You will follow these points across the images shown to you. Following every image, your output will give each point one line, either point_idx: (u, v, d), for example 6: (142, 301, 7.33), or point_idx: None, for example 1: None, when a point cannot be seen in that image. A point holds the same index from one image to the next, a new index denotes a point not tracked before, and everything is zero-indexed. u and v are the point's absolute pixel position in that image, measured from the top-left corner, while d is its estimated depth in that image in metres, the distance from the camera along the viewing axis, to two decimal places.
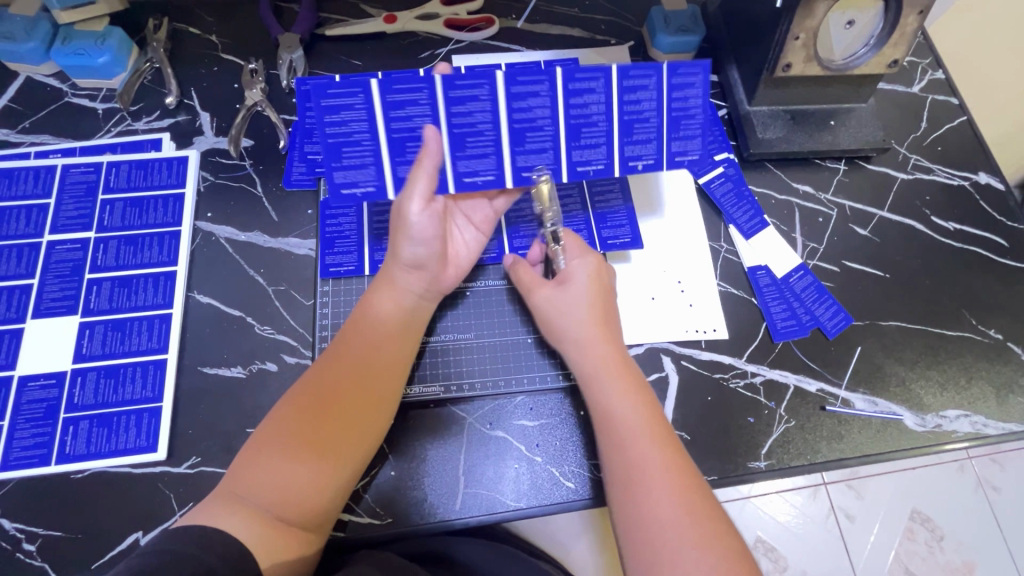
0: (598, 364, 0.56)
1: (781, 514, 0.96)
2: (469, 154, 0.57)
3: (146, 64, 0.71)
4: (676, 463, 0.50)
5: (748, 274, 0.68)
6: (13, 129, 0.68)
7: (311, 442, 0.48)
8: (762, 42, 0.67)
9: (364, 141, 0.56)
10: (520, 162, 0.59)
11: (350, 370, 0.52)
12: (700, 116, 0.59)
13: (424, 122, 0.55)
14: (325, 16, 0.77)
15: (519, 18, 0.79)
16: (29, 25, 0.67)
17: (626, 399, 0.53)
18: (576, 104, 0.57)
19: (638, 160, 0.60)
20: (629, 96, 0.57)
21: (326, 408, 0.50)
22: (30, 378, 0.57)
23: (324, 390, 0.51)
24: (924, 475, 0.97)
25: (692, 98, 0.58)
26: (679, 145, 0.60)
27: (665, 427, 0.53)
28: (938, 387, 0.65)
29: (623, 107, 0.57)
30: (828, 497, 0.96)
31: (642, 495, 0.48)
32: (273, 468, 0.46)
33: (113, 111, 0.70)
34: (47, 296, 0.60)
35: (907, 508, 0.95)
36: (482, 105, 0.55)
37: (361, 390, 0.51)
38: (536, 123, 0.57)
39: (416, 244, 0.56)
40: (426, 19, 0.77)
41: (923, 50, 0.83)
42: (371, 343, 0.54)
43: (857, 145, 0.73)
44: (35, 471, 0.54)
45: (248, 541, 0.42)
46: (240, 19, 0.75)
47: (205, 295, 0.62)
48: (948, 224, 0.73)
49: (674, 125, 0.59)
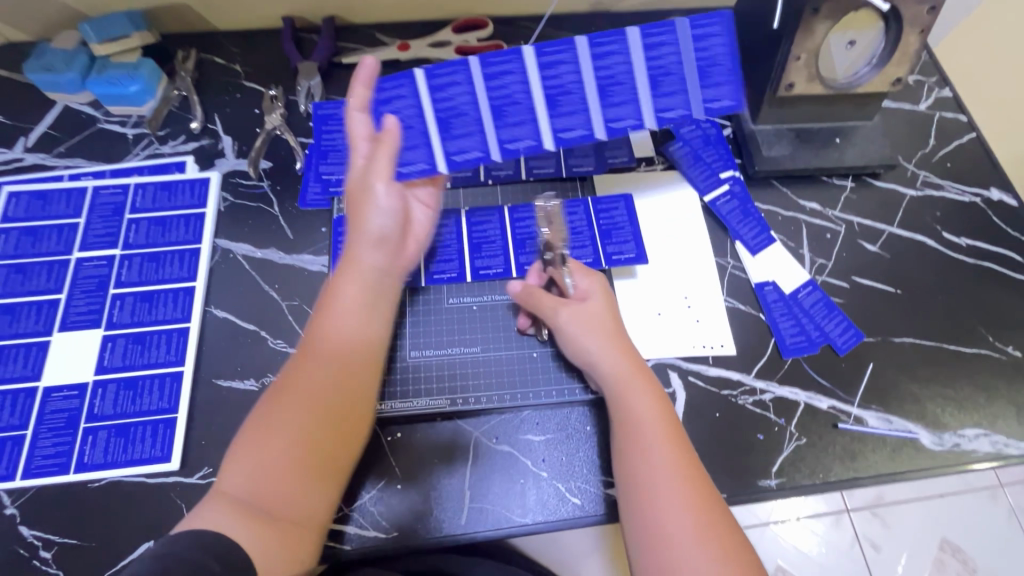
0: (623, 372, 0.56)
1: (804, 542, 0.92)
2: (560, 111, 0.60)
3: (175, 93, 0.75)
4: (693, 477, 0.51)
5: (755, 289, 0.68)
6: (49, 154, 0.72)
7: (300, 438, 0.48)
8: (766, 62, 0.69)
9: (469, 112, 0.59)
10: (610, 114, 0.60)
11: (324, 360, 0.51)
12: (729, 64, 0.58)
13: (521, 88, 0.59)
14: (342, 45, 0.81)
15: (525, 44, 0.83)
16: (68, 59, 0.72)
17: (648, 408, 0.54)
18: (600, 65, 0.58)
19: (716, 103, 0.59)
20: (697, 46, 0.58)
21: (319, 404, 0.49)
22: (54, 389, 0.59)
23: (299, 383, 0.50)
24: (955, 502, 0.94)
25: (716, 46, 0.58)
26: (712, 92, 0.59)
27: (685, 440, 0.54)
28: (956, 404, 0.64)
29: (696, 54, 0.58)
30: (852, 524, 0.93)
31: (653, 506, 0.50)
32: (259, 466, 0.46)
33: (142, 135, 0.74)
34: (73, 310, 0.63)
35: (937, 539, 0.92)
36: (568, 66, 0.58)
37: (340, 379, 0.51)
38: (616, 78, 0.58)
39: (383, 218, 0.55)
40: (437, 47, 0.81)
41: (928, 69, 0.84)
42: (339, 323, 0.52)
43: (865, 162, 0.74)
44: (54, 479, 0.56)
45: (244, 541, 0.43)
46: (263, 51, 0.80)
47: (221, 309, 0.65)
48: (960, 239, 0.73)
49: (703, 75, 0.58)
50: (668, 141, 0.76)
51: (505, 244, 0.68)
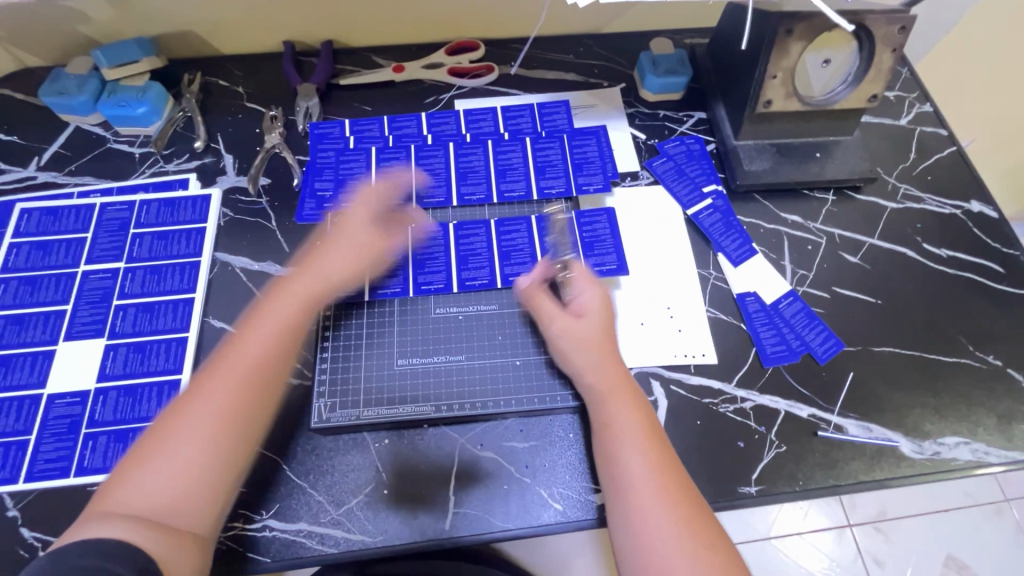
0: (612, 385, 0.58)
1: (814, 565, 1.19)
2: (469, 183, 0.74)
3: (180, 114, 0.79)
4: (679, 489, 0.52)
5: (737, 300, 0.69)
6: (61, 172, 0.76)
7: (204, 446, 0.49)
8: (745, 81, 0.72)
9: (400, 174, 0.74)
10: (505, 189, 0.73)
11: (249, 362, 0.53)
12: (599, 162, 0.75)
13: (440, 165, 0.74)
14: (340, 68, 0.85)
15: (515, 65, 0.86)
16: (81, 83, 0.76)
17: (635, 419, 0.56)
18: (501, 154, 0.75)
19: (590, 186, 0.73)
20: (574, 146, 0.76)
21: (228, 415, 0.50)
22: (58, 396, 0.62)
23: (207, 395, 0.51)
24: (949, 522, 1.24)
25: (590, 150, 0.75)
26: (583, 180, 0.74)
27: (670, 450, 0.55)
28: (936, 413, 0.64)
29: (573, 151, 0.75)
30: (854, 539, 1.21)
31: (641, 517, 0.50)
32: (161, 471, 0.47)
33: (148, 154, 0.77)
34: (78, 321, 0.66)
35: (943, 555, 1.20)
36: (477, 155, 0.75)
37: (249, 388, 0.52)
38: (512, 165, 0.75)
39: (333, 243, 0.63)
40: (431, 69, 0.84)
41: (910, 85, 0.86)
42: (254, 336, 0.54)
43: (844, 176, 0.75)
44: (55, 483, 0.58)
45: (142, 543, 0.44)
46: (265, 73, 0.84)
47: (219, 320, 0.67)
48: (941, 250, 0.74)
49: (579, 168, 0.74)
50: (652, 156, 0.79)
51: (490, 255, 0.70)
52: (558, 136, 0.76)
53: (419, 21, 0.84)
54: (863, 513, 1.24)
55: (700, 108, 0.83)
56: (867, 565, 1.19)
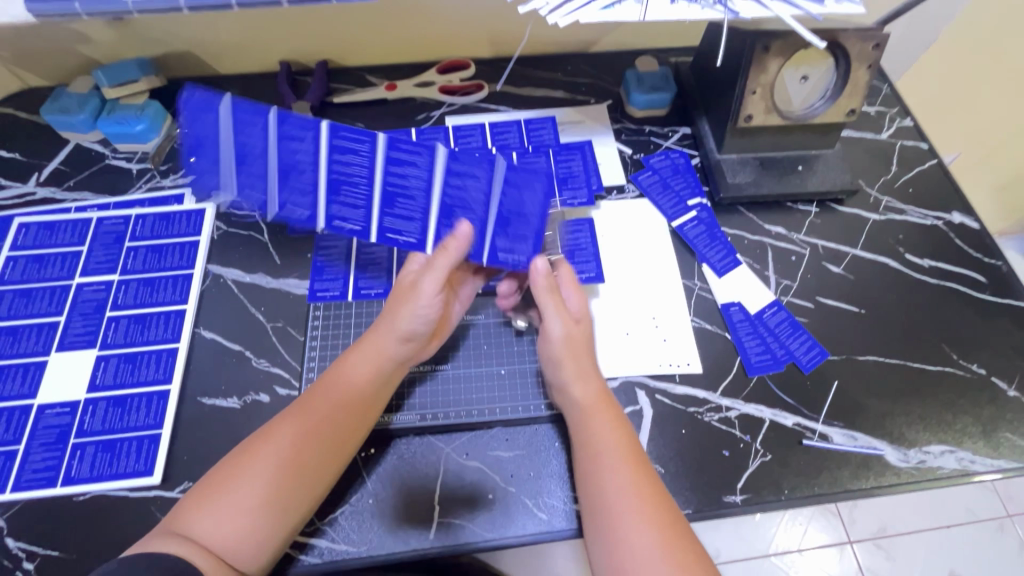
0: (586, 400, 0.59)
1: None
2: None
3: (177, 131, 0.81)
4: (656, 500, 0.52)
5: (721, 310, 0.70)
6: (59, 187, 0.78)
7: (278, 488, 0.50)
8: (726, 97, 0.74)
9: None
10: None
11: (336, 410, 0.55)
12: (584, 176, 0.76)
13: None
14: (335, 86, 0.87)
15: (505, 83, 0.88)
16: (82, 101, 0.78)
17: (610, 434, 0.56)
18: None
19: (574, 201, 0.75)
20: (560, 162, 0.77)
21: (300, 465, 0.52)
22: (47, 406, 0.62)
23: (267, 459, 0.51)
24: (951, 538, 1.22)
25: (575, 165, 0.77)
26: (568, 194, 0.75)
27: (647, 464, 0.56)
28: (921, 421, 0.64)
29: (559, 166, 0.77)
30: (854, 555, 1.19)
31: (616, 533, 0.51)
32: (229, 503, 0.49)
33: (145, 170, 0.79)
34: (70, 332, 0.67)
35: (945, 569, 1.19)
36: None
37: (316, 443, 0.53)
38: None
39: (415, 319, 0.57)
40: (423, 87, 0.87)
41: (890, 101, 0.88)
42: (346, 385, 0.56)
43: (826, 188, 0.77)
44: (42, 492, 0.58)
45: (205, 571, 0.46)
46: (261, 92, 0.86)
47: (210, 331, 0.68)
48: (923, 260, 0.75)
49: (564, 182, 0.76)
50: (638, 170, 0.81)
51: None
52: (544, 151, 0.78)
53: (411, 42, 0.87)
54: (863, 529, 1.22)
55: (685, 124, 0.85)
56: None
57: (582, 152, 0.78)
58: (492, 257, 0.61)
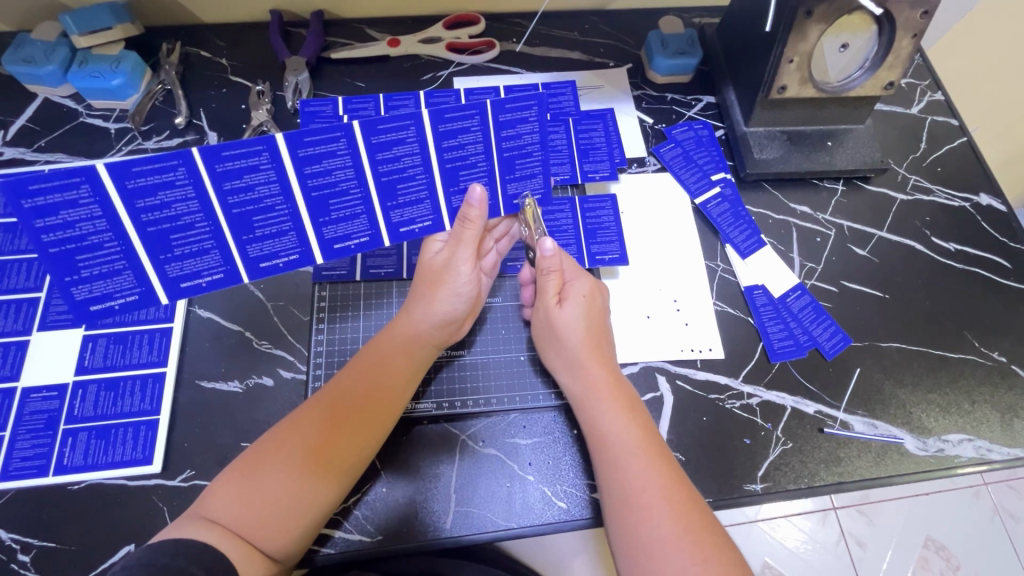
0: (594, 385, 0.57)
1: (795, 543, 1.17)
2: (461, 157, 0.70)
3: (158, 86, 0.74)
4: (675, 480, 0.51)
5: (745, 293, 0.68)
6: (29, 148, 0.70)
7: (311, 469, 0.48)
8: (759, 64, 0.69)
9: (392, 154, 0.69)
10: None
11: (366, 390, 0.52)
12: (606, 148, 0.72)
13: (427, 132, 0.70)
14: (331, 40, 0.80)
15: (518, 42, 0.82)
16: (49, 50, 0.70)
17: (618, 417, 0.54)
18: None
19: (595, 174, 0.70)
20: (582, 133, 0.72)
21: (331, 448, 0.49)
22: (32, 390, 0.58)
23: (297, 439, 0.49)
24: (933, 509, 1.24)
25: (596, 137, 0.72)
26: (588, 167, 0.71)
27: (661, 445, 0.54)
28: (940, 410, 0.64)
29: (579, 137, 0.72)
30: (837, 522, 1.19)
31: (640, 516, 0.49)
32: (259, 485, 0.46)
33: (125, 130, 0.72)
34: (52, 309, 0.61)
35: (923, 537, 1.19)
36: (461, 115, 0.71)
37: (347, 427, 0.50)
38: None
39: (456, 299, 0.58)
40: (428, 43, 0.80)
41: (922, 72, 0.84)
42: (378, 363, 0.54)
43: (855, 166, 0.73)
44: (33, 482, 0.55)
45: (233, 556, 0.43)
46: (251, 45, 0.78)
47: (206, 309, 0.64)
48: (949, 244, 0.73)
49: (584, 154, 0.71)
50: (660, 142, 0.76)
51: None
52: (563, 120, 0.72)
53: None
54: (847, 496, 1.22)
55: (709, 92, 0.80)
56: (849, 548, 1.17)
57: (603, 121, 0.73)
58: (508, 205, 0.59)
